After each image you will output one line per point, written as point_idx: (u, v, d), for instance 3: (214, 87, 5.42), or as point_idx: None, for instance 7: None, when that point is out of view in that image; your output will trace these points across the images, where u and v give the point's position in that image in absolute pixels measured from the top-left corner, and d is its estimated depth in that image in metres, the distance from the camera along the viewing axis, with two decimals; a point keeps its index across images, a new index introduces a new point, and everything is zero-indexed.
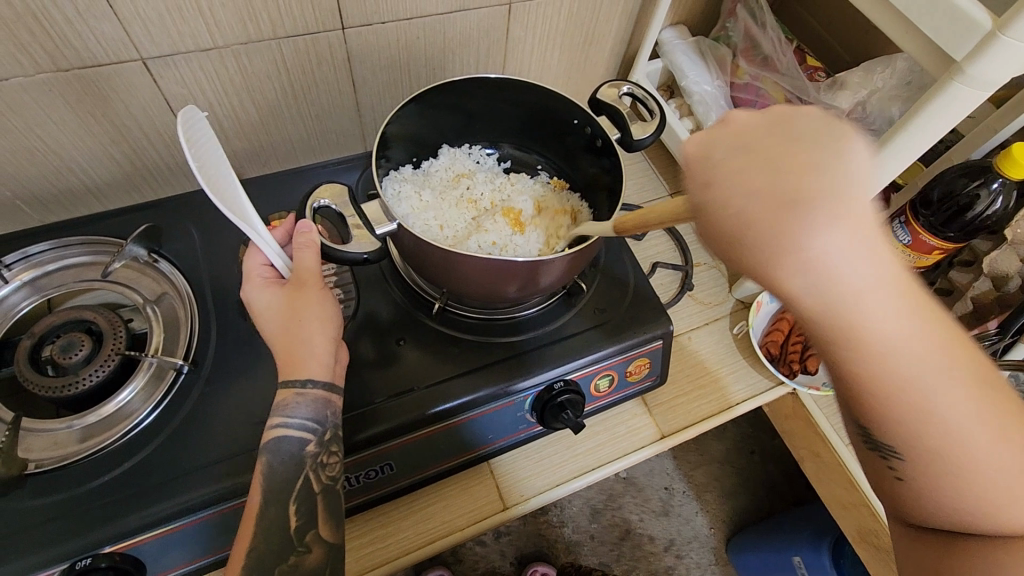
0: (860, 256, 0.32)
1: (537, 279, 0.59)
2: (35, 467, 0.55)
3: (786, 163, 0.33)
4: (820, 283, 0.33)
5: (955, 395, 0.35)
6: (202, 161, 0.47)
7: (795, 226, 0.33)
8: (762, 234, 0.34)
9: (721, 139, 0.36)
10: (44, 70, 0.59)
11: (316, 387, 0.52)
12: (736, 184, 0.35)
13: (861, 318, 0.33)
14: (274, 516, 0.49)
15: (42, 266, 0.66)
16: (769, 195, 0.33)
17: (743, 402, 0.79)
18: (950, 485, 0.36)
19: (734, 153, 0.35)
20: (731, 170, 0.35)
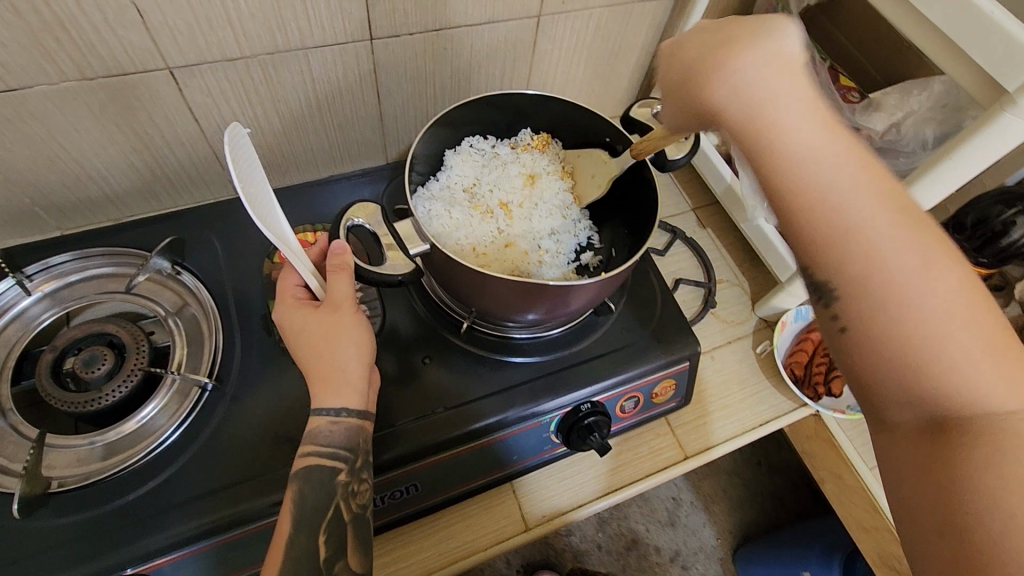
0: (772, 79, 0.42)
1: (567, 303, 0.58)
2: (58, 486, 0.54)
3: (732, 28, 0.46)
4: (736, 90, 0.43)
5: (873, 207, 0.39)
6: (245, 181, 0.46)
7: (723, 53, 0.44)
8: (699, 65, 0.45)
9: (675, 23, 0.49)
10: (69, 78, 0.58)
11: (349, 415, 0.52)
12: (691, 41, 0.47)
13: (778, 122, 0.41)
14: (304, 545, 0.48)
15: (63, 277, 0.66)
16: (714, 41, 0.45)
17: (721, 444, 0.76)
18: (887, 301, 0.38)
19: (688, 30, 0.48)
20: (692, 36, 0.47)
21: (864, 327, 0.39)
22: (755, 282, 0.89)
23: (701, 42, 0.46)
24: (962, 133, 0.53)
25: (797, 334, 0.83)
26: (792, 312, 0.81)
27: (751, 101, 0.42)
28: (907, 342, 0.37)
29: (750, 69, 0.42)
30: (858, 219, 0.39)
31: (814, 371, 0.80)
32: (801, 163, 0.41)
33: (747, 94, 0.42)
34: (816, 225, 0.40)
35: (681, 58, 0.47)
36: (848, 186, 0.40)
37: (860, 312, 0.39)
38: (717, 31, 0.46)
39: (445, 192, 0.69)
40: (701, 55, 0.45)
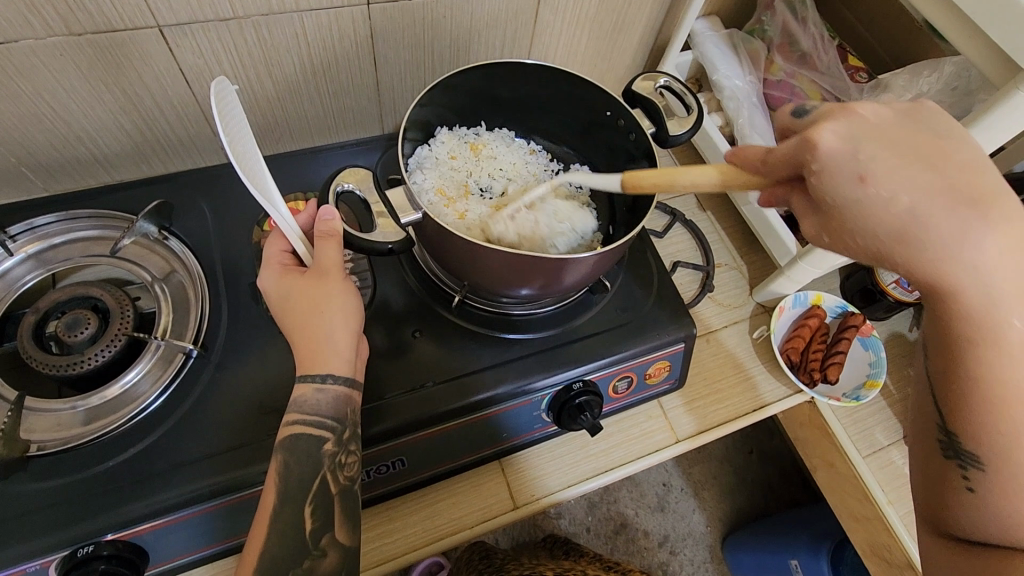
0: (1010, 267, 0.35)
1: (562, 277, 0.56)
2: (37, 450, 0.53)
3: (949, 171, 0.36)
4: (967, 275, 0.35)
5: None
6: (231, 139, 0.45)
7: (959, 224, 0.35)
8: (926, 227, 0.35)
9: (866, 136, 0.37)
10: (55, 33, 0.56)
11: (336, 383, 0.52)
12: (899, 178, 0.36)
13: (1011, 319, 0.36)
14: (289, 519, 0.48)
15: (48, 239, 0.64)
16: (944, 193, 0.35)
17: (776, 402, 0.78)
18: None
19: (884, 147, 0.36)
20: (890, 165, 0.36)
21: (1001, 501, 0.39)
22: (753, 267, 0.88)
23: (917, 186, 0.35)
24: (973, 113, 0.52)
25: (797, 319, 0.82)
26: (789, 298, 0.82)
27: (981, 288, 0.36)
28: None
29: (989, 251, 0.35)
30: None
31: (810, 358, 0.78)
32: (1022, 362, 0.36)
33: (982, 283, 0.35)
34: (1003, 414, 0.37)
35: (888, 199, 0.36)
36: None
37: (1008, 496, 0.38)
38: (938, 177, 0.36)
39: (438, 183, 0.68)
40: (919, 212, 0.35)
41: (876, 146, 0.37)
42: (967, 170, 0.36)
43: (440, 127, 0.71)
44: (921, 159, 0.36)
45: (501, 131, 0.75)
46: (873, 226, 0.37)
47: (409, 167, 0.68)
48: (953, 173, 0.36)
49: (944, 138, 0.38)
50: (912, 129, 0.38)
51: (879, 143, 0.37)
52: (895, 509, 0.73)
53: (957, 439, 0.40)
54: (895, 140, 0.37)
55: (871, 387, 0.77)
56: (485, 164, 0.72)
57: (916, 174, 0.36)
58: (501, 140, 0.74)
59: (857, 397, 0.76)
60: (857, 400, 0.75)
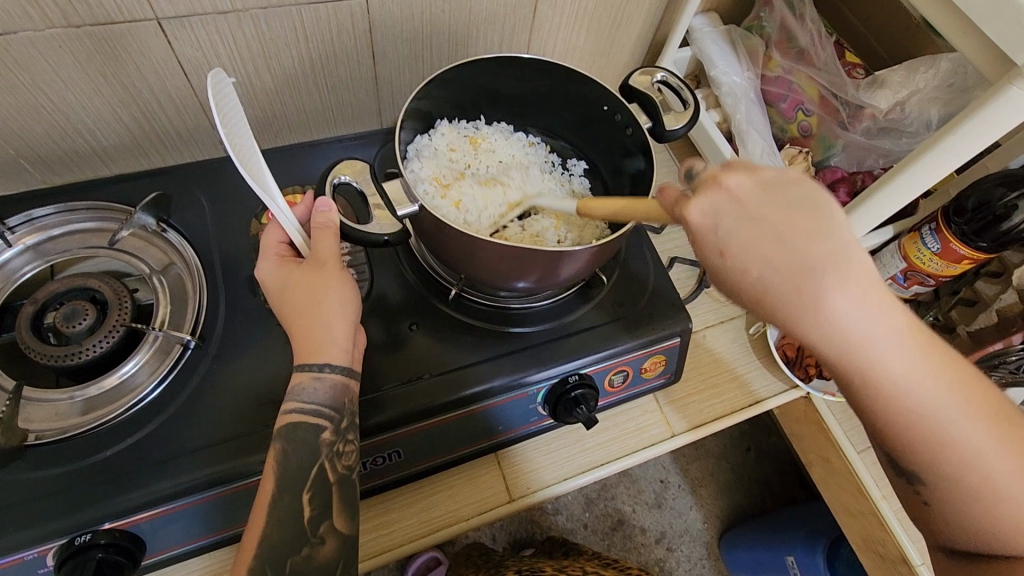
0: (871, 312, 0.36)
1: (558, 270, 0.56)
2: (36, 439, 0.54)
3: (794, 237, 0.36)
4: (830, 337, 0.36)
5: (967, 427, 0.38)
6: (228, 129, 0.45)
7: (810, 289, 0.35)
8: (781, 298, 0.36)
9: (723, 211, 0.37)
10: (54, 25, 0.56)
11: (333, 372, 0.52)
12: (749, 255, 0.36)
13: (882, 362, 0.37)
14: (288, 507, 0.49)
15: (46, 230, 0.64)
16: (790, 265, 0.36)
17: (771, 397, 0.78)
18: (970, 497, 0.39)
19: (738, 221, 0.37)
20: (741, 242, 0.37)
21: (953, 507, 0.41)
22: None
23: (769, 259, 0.36)
24: (966, 108, 0.53)
25: None
26: None
27: (850, 342, 0.36)
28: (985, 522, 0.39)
29: (845, 308, 0.35)
30: (958, 440, 0.38)
31: (807, 354, 0.78)
32: (902, 392, 0.37)
33: (848, 336, 0.36)
34: (914, 438, 0.39)
35: (743, 270, 0.37)
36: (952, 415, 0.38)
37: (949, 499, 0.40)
38: (786, 248, 0.36)
39: (435, 175, 0.69)
40: (776, 285, 0.36)
41: (733, 221, 0.37)
42: (810, 228, 0.36)
43: (439, 120, 0.72)
44: (771, 233, 0.36)
45: (501, 125, 0.75)
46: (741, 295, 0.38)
47: (406, 155, 0.69)
48: (800, 243, 0.36)
49: (791, 194, 0.37)
50: (770, 194, 0.37)
51: (733, 218, 0.37)
52: (889, 504, 0.73)
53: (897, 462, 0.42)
54: (752, 210, 0.37)
55: None
56: (483, 157, 0.72)
57: (766, 250, 0.36)
58: (500, 133, 0.74)
59: None
60: None
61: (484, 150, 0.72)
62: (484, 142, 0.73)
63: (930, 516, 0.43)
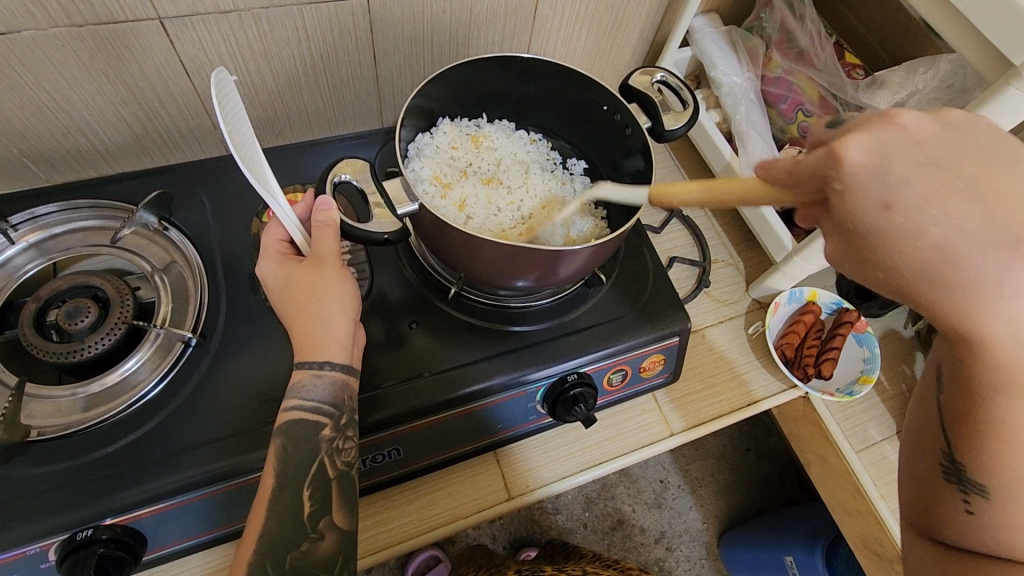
0: None
1: (556, 269, 0.57)
2: (38, 435, 0.54)
3: (1000, 198, 0.32)
4: (1001, 314, 0.32)
5: None
6: (230, 128, 0.45)
7: (996, 259, 0.32)
8: (964, 261, 0.32)
9: (909, 156, 0.34)
10: (57, 24, 0.56)
11: (333, 369, 0.53)
12: (937, 206, 0.33)
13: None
14: (288, 503, 0.50)
15: (49, 228, 0.65)
16: (987, 229, 0.32)
17: (768, 398, 0.78)
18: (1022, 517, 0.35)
19: (921, 168, 0.33)
20: (929, 187, 0.33)
21: (1000, 522, 0.36)
22: (749, 263, 0.88)
23: (955, 220, 0.32)
24: (965, 108, 0.53)
25: (791, 315, 0.83)
26: (785, 294, 0.82)
27: (1016, 329, 0.33)
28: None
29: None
30: None
31: (805, 355, 0.78)
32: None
33: (1016, 324, 0.32)
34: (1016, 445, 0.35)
35: (918, 232, 0.33)
36: None
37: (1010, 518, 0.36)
38: (983, 212, 0.32)
39: (435, 174, 0.69)
40: (956, 249, 0.32)
41: (915, 169, 0.33)
42: (1012, 192, 0.32)
43: (440, 118, 0.72)
44: (968, 188, 0.32)
45: (501, 123, 0.76)
46: (904, 257, 0.34)
47: (408, 153, 0.69)
48: (1000, 206, 0.32)
49: (998, 150, 0.34)
50: (960, 149, 0.34)
51: (918, 164, 0.33)
52: (886, 503, 0.74)
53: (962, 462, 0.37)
54: (938, 161, 0.33)
55: (864, 382, 0.77)
56: (484, 155, 0.72)
57: (961, 203, 0.32)
58: (501, 131, 0.75)
59: (851, 392, 0.77)
60: (851, 395, 0.76)
61: (484, 149, 0.72)
62: (484, 141, 0.73)
63: (964, 528, 0.38)
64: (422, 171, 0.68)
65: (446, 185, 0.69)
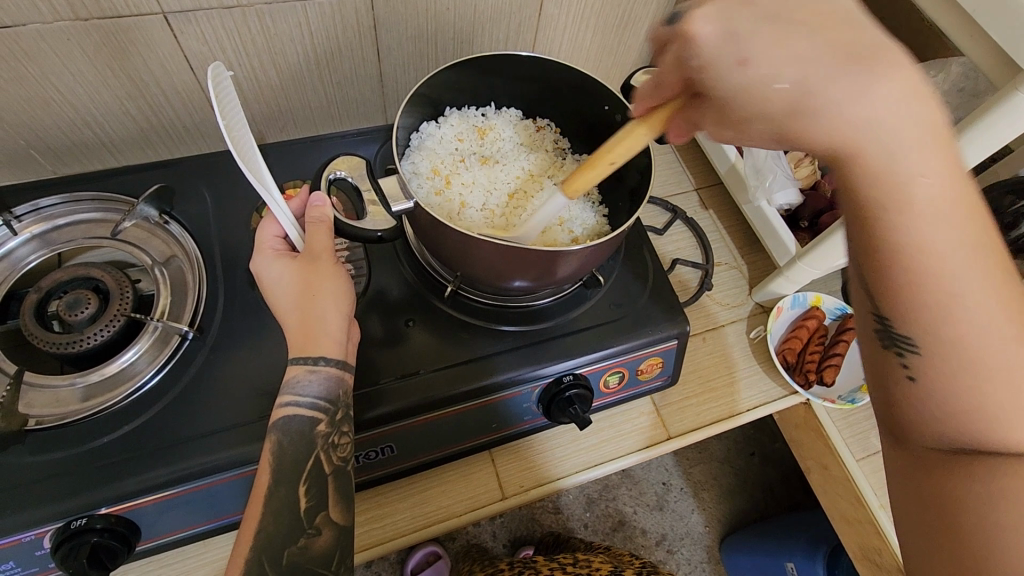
0: (903, 116, 0.34)
1: (553, 270, 0.56)
2: (36, 424, 0.55)
3: (826, 28, 0.34)
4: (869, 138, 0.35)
5: (981, 269, 0.36)
6: (228, 123, 0.46)
7: (843, 89, 0.34)
8: (819, 104, 0.35)
9: (746, 4, 0.35)
10: (62, 18, 0.57)
11: (328, 365, 0.53)
12: (780, 54, 0.34)
13: (913, 179, 0.35)
14: (284, 498, 0.50)
15: (52, 220, 0.66)
16: (831, 63, 0.34)
17: (748, 411, 0.76)
18: (960, 355, 0.37)
19: (763, 15, 0.35)
20: (772, 38, 0.34)
21: (934, 379, 0.39)
22: (754, 267, 0.87)
23: (804, 53, 0.34)
24: (972, 114, 0.52)
25: (794, 321, 0.82)
26: (787, 299, 0.81)
27: (878, 140, 0.34)
28: (971, 408, 0.38)
29: (879, 110, 0.34)
30: (971, 286, 0.36)
31: (807, 359, 0.79)
32: (926, 223, 0.35)
33: (886, 136, 0.34)
34: (924, 278, 0.36)
35: (770, 76, 0.35)
36: (971, 255, 0.36)
37: (938, 377, 0.39)
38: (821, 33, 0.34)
39: (438, 167, 0.68)
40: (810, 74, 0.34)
41: (753, 17, 0.35)
42: (841, 20, 0.35)
43: (445, 109, 0.72)
44: (802, 28, 0.34)
45: (508, 111, 0.74)
46: (761, 100, 0.36)
47: (409, 144, 0.69)
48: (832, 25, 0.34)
49: None
50: None
51: (758, 15, 0.35)
52: (887, 512, 0.73)
53: (889, 323, 0.40)
54: (771, 6, 0.35)
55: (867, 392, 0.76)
56: (489, 148, 0.72)
57: (799, 46, 0.34)
58: (507, 122, 0.73)
59: (853, 399, 0.76)
60: (852, 402, 0.75)
61: (490, 140, 0.72)
62: (490, 133, 0.72)
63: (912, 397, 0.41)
64: (417, 163, 0.67)
65: (450, 175, 0.69)
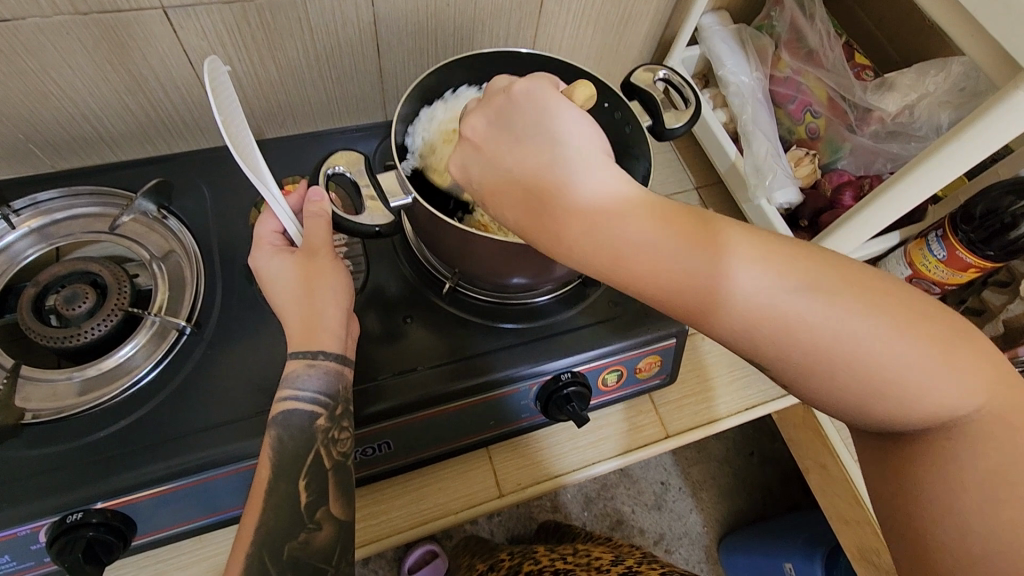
0: (600, 202, 0.40)
1: (554, 266, 0.56)
2: (32, 418, 0.55)
3: (521, 160, 0.42)
4: (584, 233, 0.40)
5: (759, 282, 0.38)
6: (225, 117, 0.46)
7: (545, 207, 0.41)
8: (537, 221, 0.42)
9: (472, 163, 0.45)
10: (61, 11, 0.57)
11: (327, 359, 0.53)
12: (496, 193, 0.44)
13: (636, 254, 0.40)
14: (284, 493, 0.50)
15: (50, 214, 0.66)
16: (526, 191, 0.42)
17: (727, 417, 0.75)
18: (805, 364, 0.38)
19: (482, 165, 0.45)
20: (488, 185, 0.44)
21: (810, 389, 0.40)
22: None
23: (511, 190, 0.43)
24: (972, 113, 0.52)
25: None
26: None
27: (595, 231, 0.40)
28: (856, 393, 0.38)
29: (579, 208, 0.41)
30: (755, 304, 0.38)
31: None
32: (674, 289, 0.39)
33: (602, 235, 0.40)
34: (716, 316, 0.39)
35: (499, 213, 0.45)
36: (741, 281, 0.38)
37: (808, 387, 0.39)
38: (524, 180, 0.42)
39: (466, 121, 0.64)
40: (524, 205, 0.42)
41: (477, 169, 0.45)
42: (529, 148, 0.42)
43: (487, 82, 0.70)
44: (504, 169, 0.43)
45: None
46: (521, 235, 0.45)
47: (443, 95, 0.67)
48: (523, 159, 0.42)
49: (515, 116, 0.44)
50: (501, 132, 0.44)
51: (480, 163, 0.45)
52: None
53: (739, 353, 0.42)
54: (488, 153, 0.44)
55: None
56: None
57: (507, 190, 0.43)
58: None
59: None
60: None
61: None
62: None
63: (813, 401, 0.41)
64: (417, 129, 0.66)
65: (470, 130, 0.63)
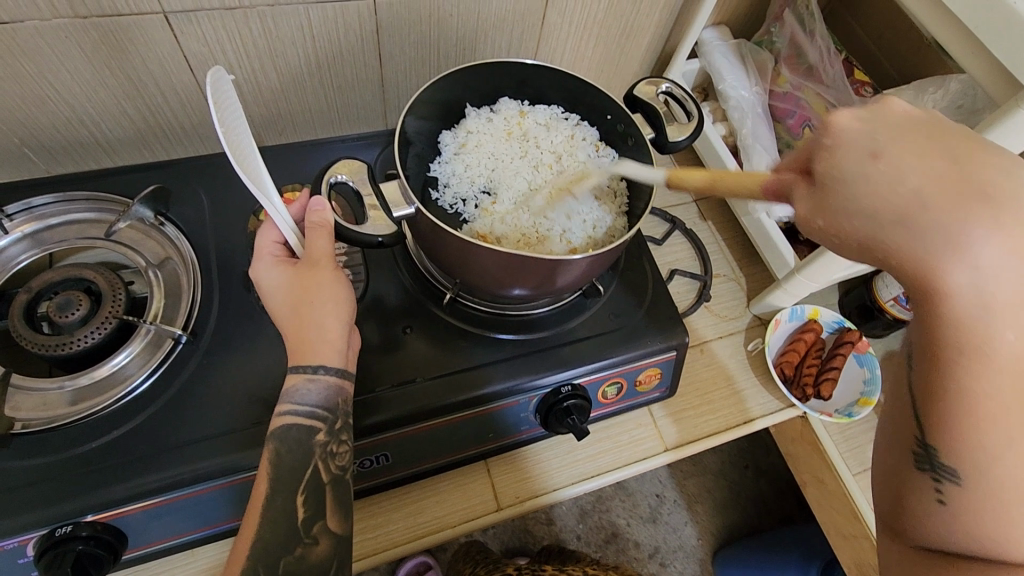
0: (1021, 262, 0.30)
1: (555, 278, 0.56)
2: (22, 428, 0.53)
3: (968, 164, 0.32)
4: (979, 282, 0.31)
5: None
6: (227, 127, 0.45)
7: (964, 219, 0.31)
8: (928, 221, 0.31)
9: (888, 124, 0.34)
10: (61, 15, 0.56)
11: (327, 373, 0.52)
12: (909, 166, 0.32)
13: (1002, 324, 0.31)
14: (281, 508, 0.49)
15: (44, 220, 0.65)
16: (949, 186, 0.31)
17: (761, 418, 0.76)
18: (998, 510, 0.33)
19: (903, 134, 0.33)
20: (906, 152, 0.32)
21: (974, 517, 0.34)
22: (752, 278, 0.87)
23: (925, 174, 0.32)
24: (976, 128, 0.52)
25: (791, 334, 0.81)
26: (786, 311, 0.80)
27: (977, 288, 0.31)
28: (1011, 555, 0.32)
29: (987, 253, 0.31)
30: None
31: (804, 373, 0.78)
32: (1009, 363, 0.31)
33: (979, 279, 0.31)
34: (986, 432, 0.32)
35: (890, 178, 0.32)
36: None
37: (975, 504, 0.33)
38: (953, 165, 0.32)
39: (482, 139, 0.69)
40: (935, 192, 0.31)
41: (898, 135, 0.33)
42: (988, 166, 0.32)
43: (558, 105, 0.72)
44: (939, 155, 0.32)
45: (552, 108, 0.72)
46: (870, 200, 0.33)
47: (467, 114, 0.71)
48: (966, 163, 0.32)
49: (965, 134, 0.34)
50: (946, 128, 0.34)
51: (899, 129, 0.33)
52: None
53: (935, 451, 0.34)
54: (908, 130, 0.33)
55: (863, 405, 0.76)
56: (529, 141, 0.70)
57: (928, 167, 0.32)
58: (548, 117, 0.71)
59: (850, 414, 0.75)
60: (850, 416, 0.74)
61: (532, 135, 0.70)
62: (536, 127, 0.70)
63: (936, 518, 0.35)
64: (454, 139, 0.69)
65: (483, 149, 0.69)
